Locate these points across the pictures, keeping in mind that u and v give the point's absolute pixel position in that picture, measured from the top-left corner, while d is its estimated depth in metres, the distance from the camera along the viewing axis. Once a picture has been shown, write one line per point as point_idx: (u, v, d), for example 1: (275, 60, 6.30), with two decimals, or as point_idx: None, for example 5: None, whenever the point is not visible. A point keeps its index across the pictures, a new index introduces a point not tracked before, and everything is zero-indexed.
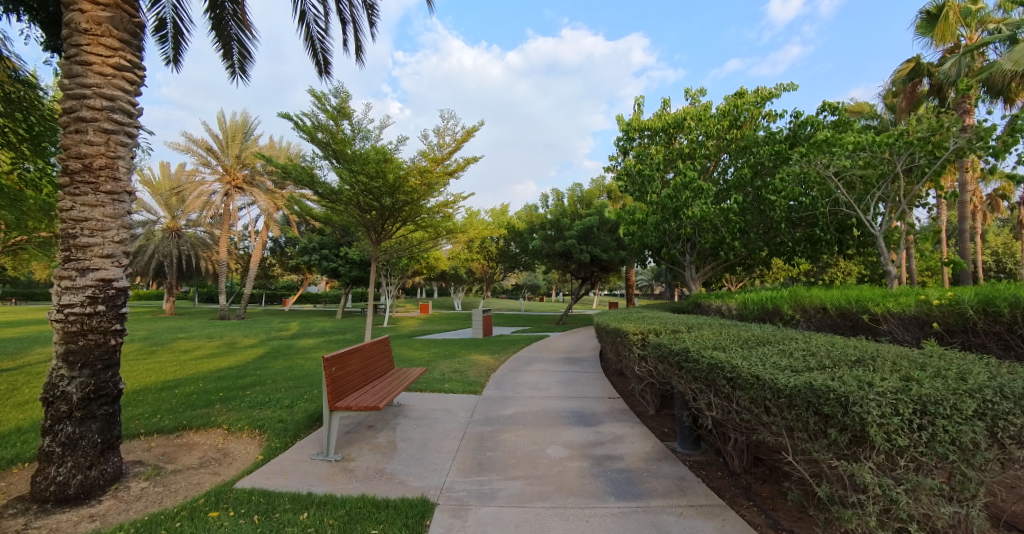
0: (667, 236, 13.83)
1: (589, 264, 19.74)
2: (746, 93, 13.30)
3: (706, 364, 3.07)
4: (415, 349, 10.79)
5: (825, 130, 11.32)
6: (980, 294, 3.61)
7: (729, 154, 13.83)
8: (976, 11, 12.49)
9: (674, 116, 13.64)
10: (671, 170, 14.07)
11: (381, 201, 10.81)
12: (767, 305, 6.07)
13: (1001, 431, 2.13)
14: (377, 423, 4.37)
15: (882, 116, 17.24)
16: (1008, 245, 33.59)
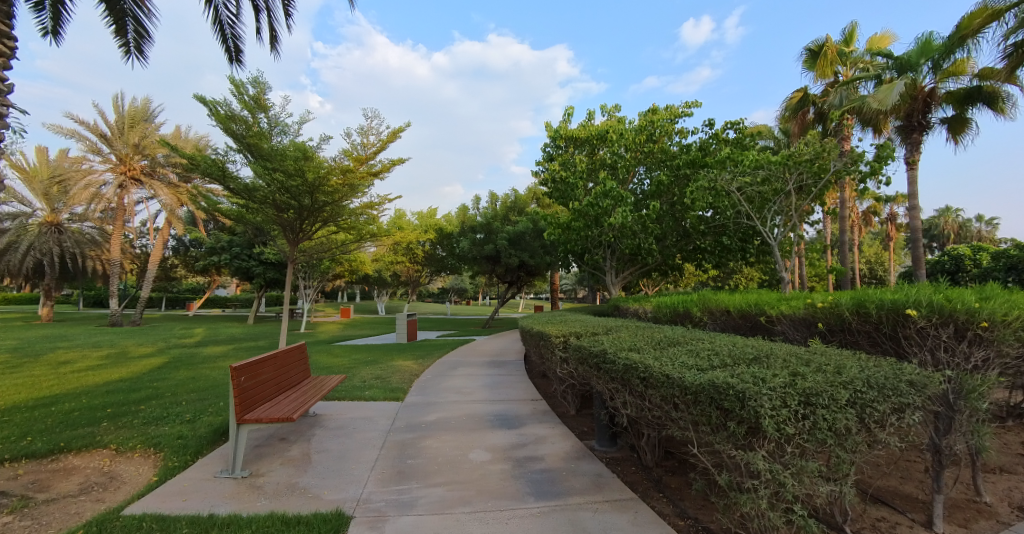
0: (591, 242, 14.34)
1: (516, 267, 20.02)
2: (658, 109, 14.22)
3: (623, 364, 3.21)
4: (335, 355, 10.29)
5: (729, 147, 12.41)
6: (854, 298, 4.07)
7: (645, 167, 14.51)
8: (849, 52, 14.41)
9: (597, 128, 14.29)
10: (593, 179, 14.68)
11: (299, 201, 10.23)
12: (678, 307, 6.51)
13: (867, 416, 2.45)
14: (291, 435, 4.11)
15: (777, 137, 19.31)
16: (878, 255, 38.82)
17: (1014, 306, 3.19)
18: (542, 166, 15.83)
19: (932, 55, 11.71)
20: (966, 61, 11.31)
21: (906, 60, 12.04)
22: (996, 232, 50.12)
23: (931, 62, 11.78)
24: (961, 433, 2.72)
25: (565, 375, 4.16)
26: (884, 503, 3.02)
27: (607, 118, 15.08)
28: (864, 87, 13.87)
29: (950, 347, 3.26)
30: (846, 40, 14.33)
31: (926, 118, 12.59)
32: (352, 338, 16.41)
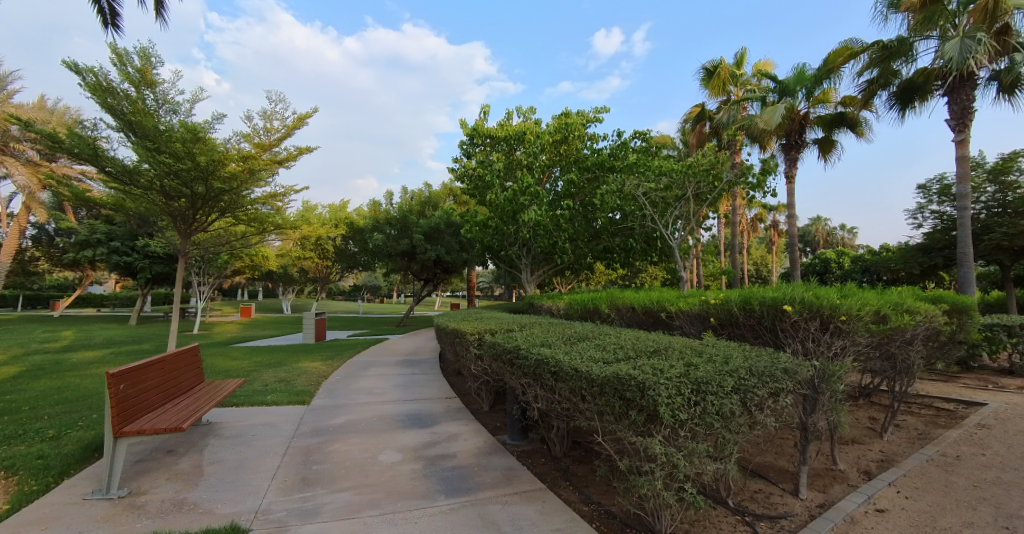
0: (508, 238, 14.58)
1: (432, 264, 19.77)
2: (571, 114, 14.63)
3: (534, 359, 3.30)
4: (234, 358, 9.52)
5: (635, 153, 13.30)
6: (741, 295, 4.51)
7: (560, 168, 14.99)
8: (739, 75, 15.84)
9: (514, 128, 14.42)
10: (511, 178, 14.86)
11: (192, 188, 9.44)
12: (588, 304, 6.85)
13: (750, 400, 2.71)
14: (180, 447, 3.75)
15: (679, 147, 20.92)
16: (763, 258, 43.86)
17: (865, 302, 3.77)
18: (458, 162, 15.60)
19: (805, 83, 13.21)
20: (831, 91, 13.32)
21: (785, 85, 13.34)
22: (852, 239, 58.71)
23: (804, 90, 13.35)
24: (823, 411, 3.08)
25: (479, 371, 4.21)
26: (761, 476, 3.37)
27: (523, 119, 15.31)
28: (751, 108, 15.41)
29: (815, 337, 3.75)
30: (736, 64, 15.80)
31: (802, 138, 14.19)
32: (250, 339, 15.18)
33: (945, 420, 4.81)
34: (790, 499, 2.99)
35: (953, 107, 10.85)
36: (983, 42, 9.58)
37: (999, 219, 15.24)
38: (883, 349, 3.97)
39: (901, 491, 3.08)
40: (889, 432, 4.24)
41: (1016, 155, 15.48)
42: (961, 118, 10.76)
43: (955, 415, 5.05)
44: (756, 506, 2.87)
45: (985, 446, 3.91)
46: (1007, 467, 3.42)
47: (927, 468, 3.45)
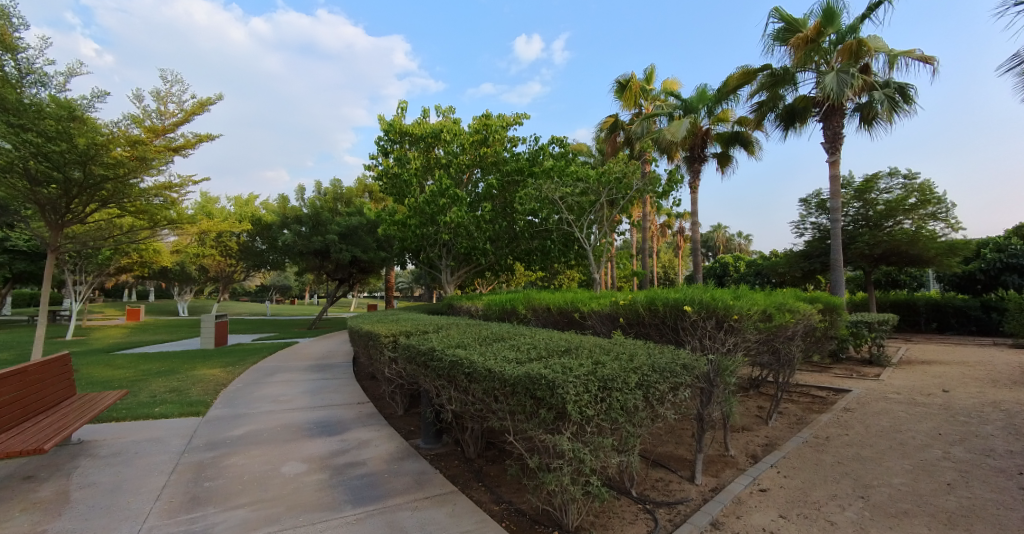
0: (427, 238, 14.37)
1: (348, 263, 19.04)
2: (491, 116, 14.42)
3: (449, 361, 3.28)
4: (113, 367, 8.50)
5: (552, 158, 13.62)
6: (648, 296, 4.75)
7: (480, 170, 14.94)
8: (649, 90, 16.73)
9: (431, 127, 14.36)
10: (430, 177, 14.74)
11: (66, 172, 8.62)
12: (506, 305, 6.94)
13: (651, 395, 2.88)
14: (40, 472, 3.25)
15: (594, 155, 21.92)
16: (669, 262, 47.37)
17: (755, 303, 4.16)
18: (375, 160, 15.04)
19: (706, 103, 14.53)
20: (729, 110, 14.64)
21: (690, 103, 14.59)
22: (747, 246, 65.29)
23: (706, 109, 14.66)
24: (717, 402, 3.34)
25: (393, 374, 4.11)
26: (661, 465, 3.58)
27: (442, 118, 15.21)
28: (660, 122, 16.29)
29: (712, 335, 4.06)
30: (646, 80, 16.76)
31: (704, 152, 15.42)
32: (135, 345, 13.60)
33: (818, 406, 5.48)
34: (687, 485, 3.21)
35: (827, 132, 12.41)
36: (854, 76, 11.11)
37: (861, 230, 17.60)
38: (769, 345, 4.43)
39: (780, 471, 3.43)
40: (773, 419, 4.72)
41: (876, 176, 17.72)
42: (833, 143, 12.38)
43: (826, 401, 5.76)
44: (656, 494, 3.05)
45: (848, 427, 4.51)
46: (863, 444, 3.98)
47: (802, 449, 3.90)
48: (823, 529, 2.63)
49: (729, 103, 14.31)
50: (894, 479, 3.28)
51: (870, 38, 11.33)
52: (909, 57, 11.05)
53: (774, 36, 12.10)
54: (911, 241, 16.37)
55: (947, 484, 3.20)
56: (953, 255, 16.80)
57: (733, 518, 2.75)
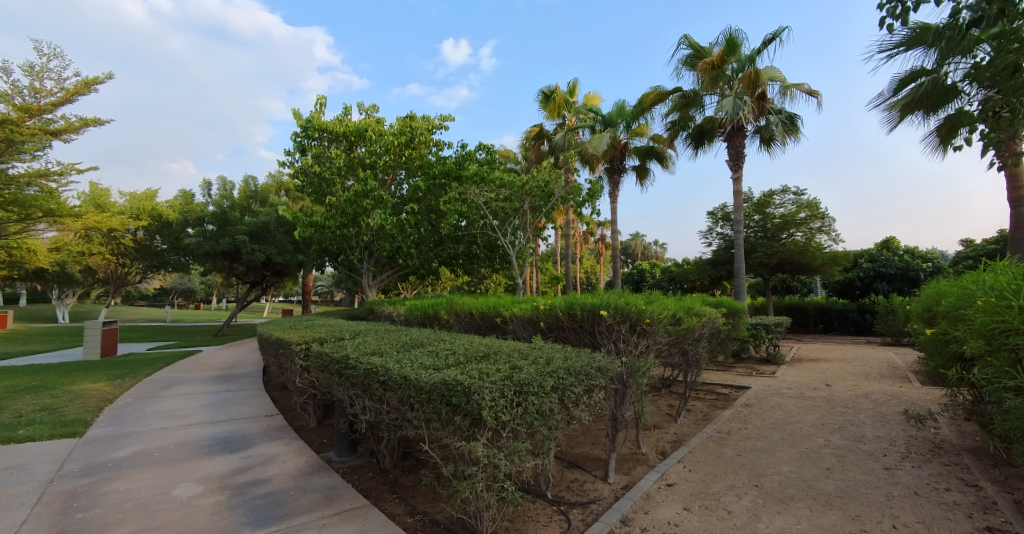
0: (347, 240, 13.79)
1: (261, 265, 17.94)
2: (416, 118, 14.40)
3: (364, 369, 3.33)
4: None
5: (478, 164, 13.53)
6: (567, 301, 4.90)
7: (405, 171, 14.62)
8: (572, 103, 17.03)
9: (354, 125, 13.88)
10: (352, 177, 14.23)
11: None
12: (428, 310, 6.95)
13: (566, 398, 3.00)
14: None
15: (520, 162, 22.16)
16: (592, 267, 49.44)
17: (665, 307, 4.42)
18: (292, 156, 14.16)
19: (625, 118, 15.21)
20: (646, 125, 15.30)
21: (610, 117, 15.22)
22: (662, 255, 70.20)
23: (624, 124, 15.35)
24: (629, 403, 3.50)
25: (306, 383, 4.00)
26: (578, 466, 3.68)
27: (365, 117, 14.72)
28: (583, 134, 16.79)
29: (626, 338, 4.24)
30: (569, 92, 17.27)
31: (623, 164, 16.22)
32: None
33: (721, 402, 5.94)
34: (600, 484, 3.33)
35: (731, 151, 13.54)
36: (748, 104, 12.07)
37: (761, 240, 19.35)
38: (680, 346, 4.72)
39: (686, 465, 3.66)
40: (682, 416, 5.04)
41: (771, 192, 19.61)
42: (736, 161, 13.48)
43: (728, 397, 6.26)
44: (570, 495, 3.14)
45: (746, 421, 4.93)
46: (759, 437, 4.36)
47: (706, 443, 4.19)
48: (721, 518, 2.83)
49: (644, 119, 15.10)
50: (784, 467, 3.62)
51: (766, 69, 12.44)
52: (799, 89, 12.26)
53: (683, 61, 12.96)
54: (803, 251, 18.27)
55: (827, 468, 3.60)
56: (836, 265, 18.99)
57: (642, 513, 2.89)
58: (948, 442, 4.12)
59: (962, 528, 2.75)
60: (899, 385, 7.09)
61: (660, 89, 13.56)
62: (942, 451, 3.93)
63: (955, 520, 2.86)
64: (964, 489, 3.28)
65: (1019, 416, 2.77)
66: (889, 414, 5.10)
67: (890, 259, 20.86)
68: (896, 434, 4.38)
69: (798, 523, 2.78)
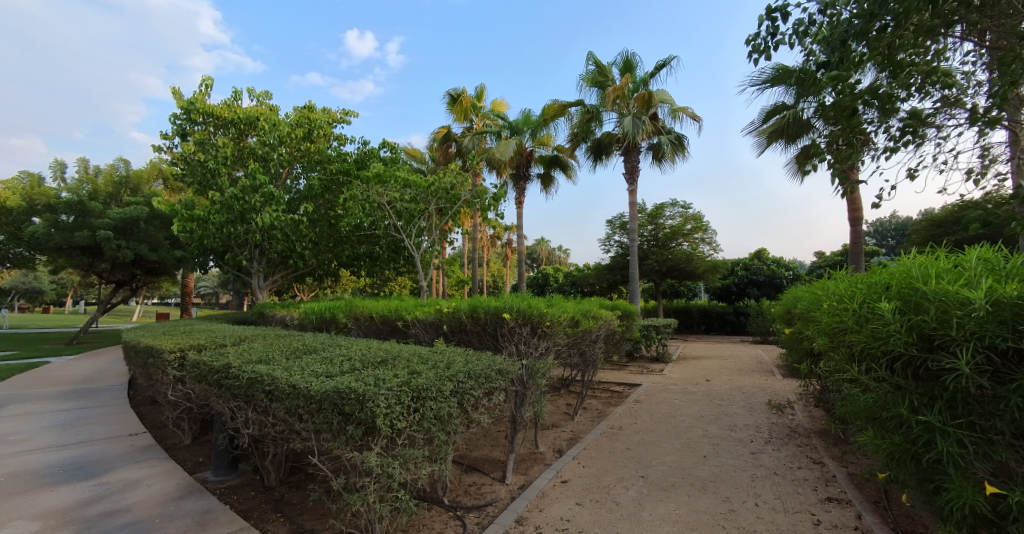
0: (233, 240, 12.47)
1: (129, 263, 16.53)
2: (315, 109, 13.91)
3: (247, 379, 3.20)
4: None
5: (380, 163, 12.98)
6: (470, 305, 5.03)
7: (302, 165, 13.77)
8: (480, 107, 17.10)
9: (245, 112, 12.82)
10: (241, 168, 13.12)
11: None
12: (325, 314, 6.71)
13: (464, 402, 3.04)
14: None
15: (427, 163, 21.92)
16: (499, 271, 50.60)
17: (565, 311, 4.73)
18: (170, 141, 12.62)
19: (530, 126, 15.75)
20: (549, 136, 16.00)
21: (516, 125, 15.70)
22: (566, 260, 74.54)
23: (530, 133, 15.90)
24: (529, 403, 3.63)
25: (181, 393, 3.86)
26: (477, 470, 3.71)
27: (257, 103, 13.64)
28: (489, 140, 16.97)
29: (527, 340, 4.47)
30: (477, 97, 17.39)
31: (529, 172, 16.75)
32: None
33: (613, 400, 6.37)
34: (498, 486, 3.40)
35: (627, 165, 14.58)
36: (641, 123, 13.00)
37: (652, 249, 20.95)
38: (579, 348, 5.03)
39: (580, 461, 3.86)
40: (578, 414, 5.32)
41: (663, 204, 21.25)
42: (632, 174, 14.49)
43: (621, 395, 6.73)
44: (467, 499, 3.17)
45: (636, 416, 5.31)
46: (647, 430, 4.73)
47: (600, 439, 4.45)
48: (609, 510, 3.01)
49: (548, 130, 15.75)
50: (667, 457, 3.95)
51: (657, 91, 13.52)
52: (684, 113, 13.50)
53: (589, 77, 13.65)
54: (689, 258, 20.40)
55: (704, 456, 3.98)
56: (716, 272, 21.25)
57: (536, 512, 2.98)
58: (801, 427, 4.80)
59: (805, 502, 3.21)
60: (762, 378, 8.13)
61: (562, 101, 14.25)
62: (796, 434, 4.57)
63: (802, 494, 3.33)
64: (812, 467, 3.83)
65: (852, 401, 3.27)
66: (756, 405, 5.80)
67: (760, 268, 23.65)
68: (761, 421, 5.00)
69: (676, 509, 3.04)
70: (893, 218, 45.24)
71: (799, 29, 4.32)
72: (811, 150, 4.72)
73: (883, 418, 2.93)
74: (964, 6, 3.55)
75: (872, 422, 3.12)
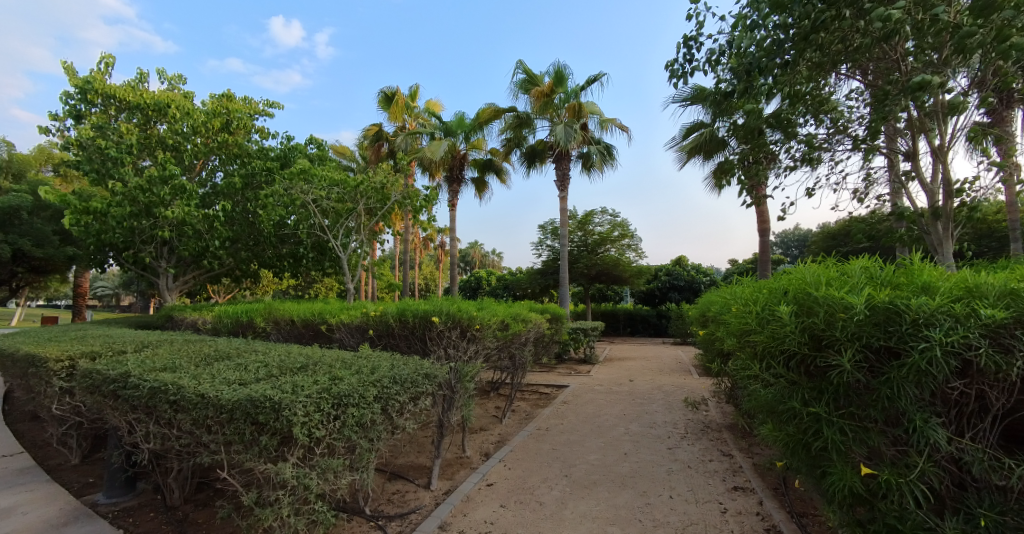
0: (137, 235, 11.42)
1: (4, 260, 14.56)
2: (234, 98, 13.07)
3: (148, 389, 2.93)
4: None
5: (306, 160, 12.44)
6: (399, 308, 4.99)
7: (220, 158, 12.86)
8: (413, 107, 16.77)
9: (153, 97, 11.80)
10: (148, 158, 12.04)
11: None
12: (241, 317, 6.36)
13: (389, 408, 2.99)
14: None
15: (356, 161, 21.16)
16: (432, 274, 50.12)
17: (495, 314, 4.86)
18: (61, 122, 11.24)
19: (464, 129, 15.77)
20: (482, 140, 16.11)
21: (450, 126, 15.70)
22: (499, 263, 75.55)
23: (463, 136, 15.92)
24: (456, 408, 3.66)
25: (69, 407, 3.47)
26: (401, 477, 3.66)
27: (168, 87, 12.58)
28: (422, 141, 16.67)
29: (456, 343, 4.54)
30: (409, 96, 17.04)
31: (462, 174, 16.73)
32: None
33: (541, 402, 6.54)
34: (422, 492, 3.38)
35: (559, 172, 14.96)
36: (570, 132, 13.41)
37: (582, 254, 21.68)
38: (508, 350, 5.17)
39: (505, 464, 3.92)
40: (506, 417, 5.42)
41: (592, 212, 22.01)
42: (563, 182, 14.92)
43: (549, 397, 6.92)
44: (390, 508, 3.11)
45: (563, 417, 5.48)
46: (573, 430, 4.89)
47: (526, 441, 4.55)
48: (533, 510, 3.08)
49: (482, 134, 15.86)
50: (590, 456, 4.11)
51: (587, 102, 14.04)
52: (612, 125, 14.13)
53: (519, 84, 13.89)
54: (616, 264, 21.32)
55: (625, 453, 4.19)
56: (640, 277, 22.52)
57: (460, 516, 2.99)
58: (713, 422, 5.20)
59: (714, 492, 3.46)
60: (680, 377, 8.70)
61: (495, 106, 14.41)
62: (709, 429, 4.94)
63: (711, 485, 3.60)
64: (721, 458, 4.15)
65: (755, 397, 3.57)
66: (674, 402, 6.21)
67: (680, 274, 25.42)
68: (678, 418, 5.35)
69: (597, 505, 3.17)
70: (796, 230, 50.35)
71: (715, 55, 4.67)
72: (726, 166, 5.15)
73: (779, 411, 3.21)
74: (848, 47, 4.03)
75: (771, 415, 3.43)
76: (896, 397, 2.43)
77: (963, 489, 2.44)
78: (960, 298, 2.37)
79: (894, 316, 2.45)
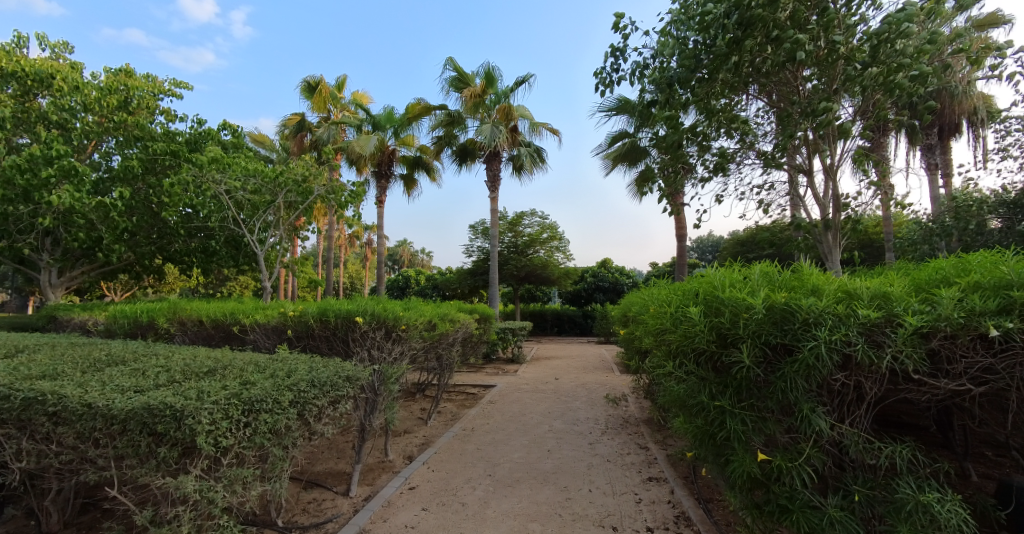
0: (12, 223, 10.12)
1: None
2: (134, 74, 11.87)
3: (21, 401, 2.58)
4: None
5: (218, 147, 11.49)
6: (319, 309, 4.77)
7: (116, 139, 11.49)
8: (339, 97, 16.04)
9: (32, 66, 10.68)
10: (25, 135, 10.79)
11: None
12: (141, 318, 5.82)
13: (305, 413, 2.86)
14: None
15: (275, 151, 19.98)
16: (359, 272, 48.31)
17: (422, 314, 4.81)
18: None
19: (394, 124, 15.37)
20: (412, 136, 15.76)
21: (378, 120, 15.13)
22: (429, 262, 74.47)
23: (392, 130, 15.50)
24: (378, 411, 3.61)
25: None
26: (317, 485, 3.54)
27: (53, 55, 11.20)
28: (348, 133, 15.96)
29: (380, 344, 4.44)
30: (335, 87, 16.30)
31: (391, 170, 16.29)
32: None
33: (467, 402, 6.58)
34: (340, 500, 3.28)
35: (490, 172, 14.99)
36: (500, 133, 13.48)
37: (512, 255, 21.97)
38: (434, 351, 5.14)
39: (429, 466, 3.92)
40: (432, 418, 5.41)
41: (522, 213, 22.32)
42: (494, 183, 14.96)
43: (475, 397, 6.98)
44: (304, 518, 2.99)
45: (490, 417, 5.56)
46: (500, 429, 4.98)
47: (452, 442, 4.57)
48: (455, 511, 3.10)
49: (411, 129, 15.53)
50: (515, 454, 4.21)
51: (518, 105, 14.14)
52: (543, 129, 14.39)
53: (449, 83, 13.73)
54: (545, 265, 21.80)
55: (548, 450, 4.33)
56: (569, 278, 23.33)
57: (380, 522, 2.94)
58: (631, 417, 5.53)
59: (630, 484, 3.67)
60: (602, 375, 9.15)
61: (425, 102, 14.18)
62: (628, 424, 5.24)
63: (628, 477, 3.82)
64: (639, 451, 4.41)
65: (669, 392, 3.81)
66: (596, 399, 6.51)
67: (606, 275, 26.66)
68: (600, 414, 5.62)
69: (519, 502, 3.26)
70: (711, 237, 54.40)
71: (640, 66, 4.88)
72: (648, 174, 5.40)
73: (690, 405, 3.44)
74: (757, 69, 4.39)
75: (682, 409, 3.68)
76: (789, 389, 2.67)
77: (841, 469, 2.76)
78: (842, 299, 2.66)
79: (789, 316, 2.69)
